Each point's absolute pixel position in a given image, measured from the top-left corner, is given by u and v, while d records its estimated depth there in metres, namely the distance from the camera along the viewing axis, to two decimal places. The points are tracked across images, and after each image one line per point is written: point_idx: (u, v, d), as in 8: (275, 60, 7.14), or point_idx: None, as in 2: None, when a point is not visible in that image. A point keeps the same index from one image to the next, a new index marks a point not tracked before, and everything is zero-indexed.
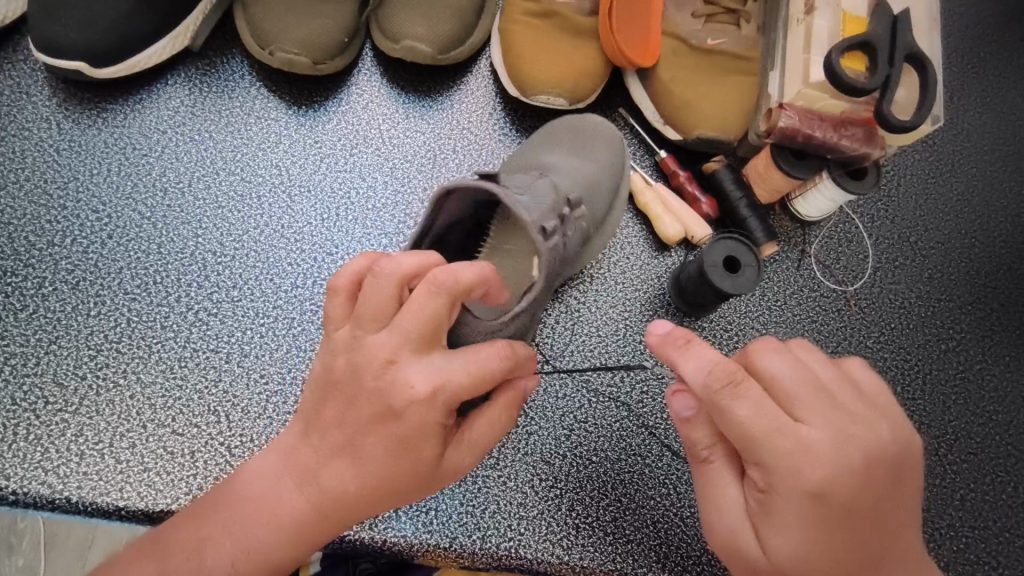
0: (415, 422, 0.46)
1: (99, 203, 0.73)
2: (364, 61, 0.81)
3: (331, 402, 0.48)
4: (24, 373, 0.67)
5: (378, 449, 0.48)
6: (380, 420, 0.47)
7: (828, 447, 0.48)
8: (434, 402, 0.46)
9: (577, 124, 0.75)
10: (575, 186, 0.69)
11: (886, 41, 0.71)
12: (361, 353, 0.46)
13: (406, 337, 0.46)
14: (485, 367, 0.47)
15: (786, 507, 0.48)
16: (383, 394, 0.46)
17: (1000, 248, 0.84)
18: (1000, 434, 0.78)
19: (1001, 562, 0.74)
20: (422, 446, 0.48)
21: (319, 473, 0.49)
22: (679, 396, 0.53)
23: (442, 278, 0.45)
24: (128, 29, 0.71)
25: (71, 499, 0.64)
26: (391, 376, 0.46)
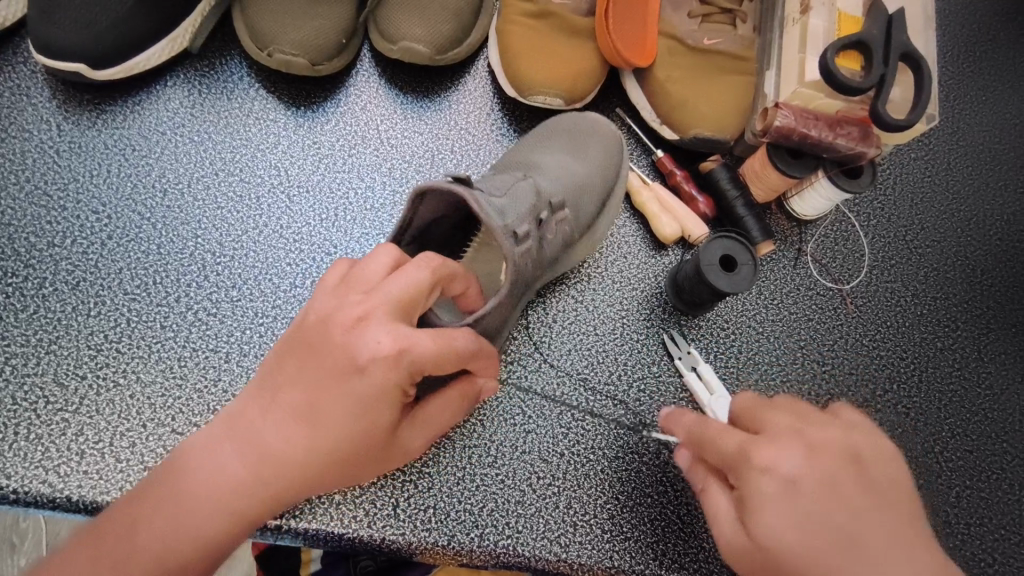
0: (374, 384, 0.46)
1: (98, 204, 0.73)
2: (362, 62, 0.81)
3: (293, 360, 0.49)
4: (25, 373, 0.67)
5: (335, 411, 0.47)
6: (340, 380, 0.47)
7: (778, 437, 0.51)
8: (395, 363, 0.46)
9: (577, 123, 0.76)
10: (563, 189, 0.70)
11: (882, 40, 0.71)
12: (336, 311, 0.47)
13: (387, 304, 0.47)
14: (454, 344, 0.48)
15: (756, 493, 0.48)
16: (347, 351, 0.46)
17: (996, 247, 0.84)
18: (996, 431, 0.78)
19: (997, 559, 0.74)
20: (379, 412, 0.48)
21: (270, 439, 0.49)
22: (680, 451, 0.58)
23: (435, 259, 0.49)
24: (126, 31, 0.71)
25: (72, 498, 0.64)
26: (359, 334, 0.46)
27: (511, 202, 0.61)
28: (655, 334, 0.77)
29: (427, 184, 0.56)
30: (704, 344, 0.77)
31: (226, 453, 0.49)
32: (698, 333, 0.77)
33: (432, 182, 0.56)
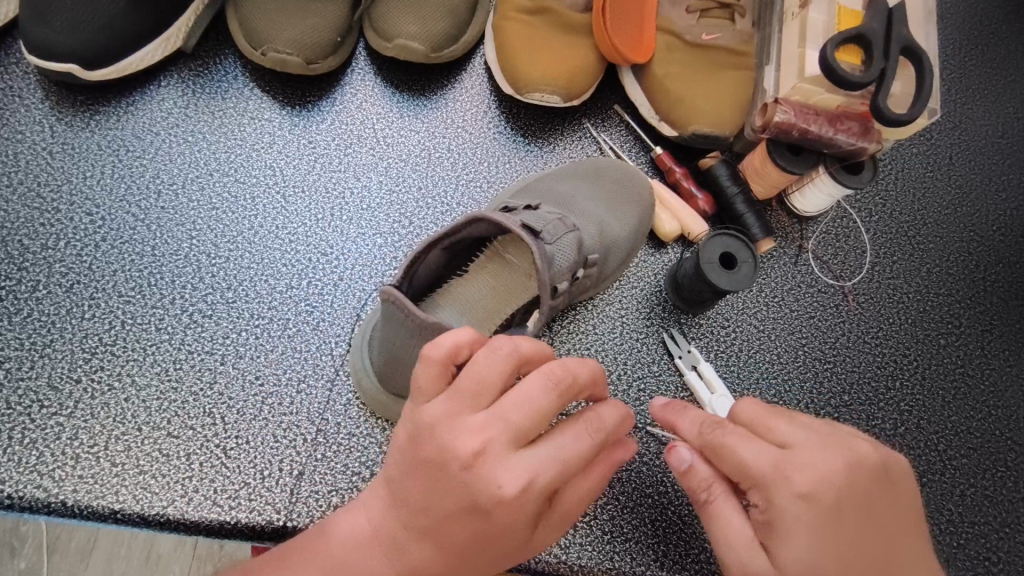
0: (507, 517, 0.44)
1: (92, 206, 0.73)
2: (357, 60, 0.80)
3: (420, 480, 0.46)
4: (19, 377, 0.66)
5: (468, 536, 0.45)
6: (469, 509, 0.44)
7: (810, 457, 0.50)
8: (526, 497, 0.44)
9: (621, 173, 0.76)
10: (598, 239, 0.71)
11: (882, 34, 0.70)
12: (454, 435, 0.44)
13: (508, 427, 0.44)
14: (572, 453, 0.45)
15: (792, 522, 0.48)
16: (473, 489, 0.43)
17: (1000, 242, 0.84)
18: (1001, 429, 0.77)
19: (1003, 558, 0.73)
20: (518, 533, 0.46)
21: (409, 548, 0.48)
22: (676, 450, 0.53)
23: (557, 371, 0.46)
24: (119, 30, 0.71)
25: (67, 502, 0.63)
26: (484, 470, 0.43)
27: (558, 247, 0.63)
28: (655, 333, 0.76)
29: (483, 215, 0.57)
30: (705, 343, 0.77)
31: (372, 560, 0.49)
32: (698, 332, 0.77)
33: (490, 214, 0.57)
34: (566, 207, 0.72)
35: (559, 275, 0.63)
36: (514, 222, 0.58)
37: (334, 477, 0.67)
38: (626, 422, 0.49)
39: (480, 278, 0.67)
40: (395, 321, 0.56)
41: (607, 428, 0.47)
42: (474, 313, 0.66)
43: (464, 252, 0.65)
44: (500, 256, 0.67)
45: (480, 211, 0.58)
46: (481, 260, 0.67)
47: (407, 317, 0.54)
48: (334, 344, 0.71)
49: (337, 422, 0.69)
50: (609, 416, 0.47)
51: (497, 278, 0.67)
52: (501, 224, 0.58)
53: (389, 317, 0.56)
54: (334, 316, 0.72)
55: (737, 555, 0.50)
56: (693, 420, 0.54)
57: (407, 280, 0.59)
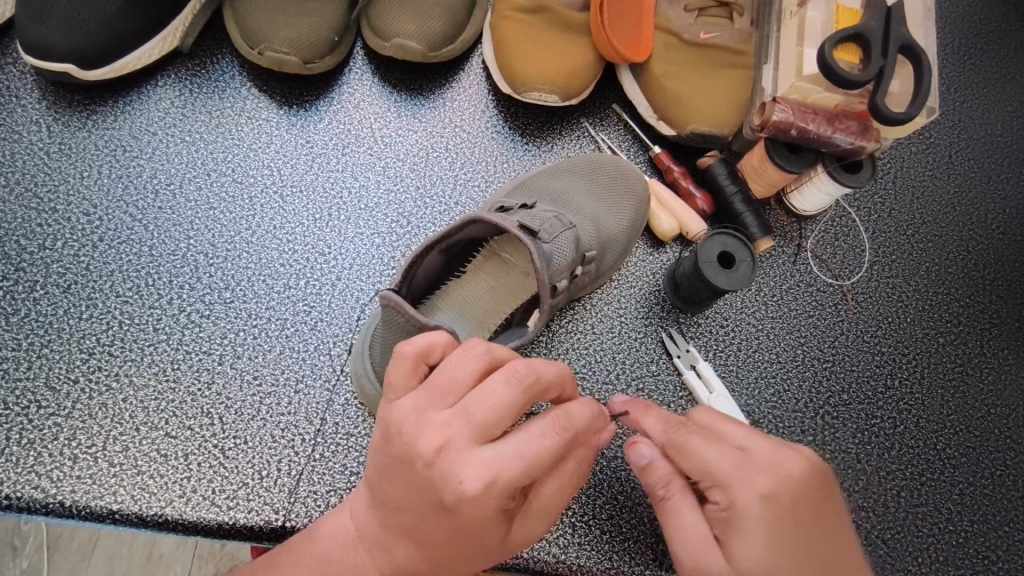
0: (474, 514, 0.43)
1: (89, 206, 0.73)
2: (355, 60, 0.80)
3: (391, 480, 0.46)
4: (17, 377, 0.66)
5: (440, 532, 0.46)
6: (437, 507, 0.44)
7: (767, 459, 0.50)
8: (488, 493, 0.43)
9: (615, 168, 0.76)
10: (595, 236, 0.71)
11: (881, 33, 0.70)
12: (417, 434, 0.44)
13: (470, 424, 0.44)
14: (538, 448, 0.43)
15: (750, 522, 0.48)
16: (436, 486, 0.43)
17: (999, 240, 0.84)
18: (1000, 427, 0.77)
19: (1001, 557, 0.73)
20: (489, 529, 0.45)
21: (390, 546, 0.48)
22: (636, 447, 0.53)
23: (522, 369, 0.44)
24: (116, 30, 0.70)
25: (64, 503, 0.63)
26: (446, 467, 0.43)
27: (557, 247, 0.63)
28: (654, 332, 0.76)
29: (478, 215, 0.57)
30: (703, 342, 0.76)
31: (355, 560, 0.49)
32: (697, 331, 0.77)
33: (486, 214, 0.57)
34: (562, 204, 0.72)
35: (556, 274, 0.63)
36: (504, 220, 0.58)
37: (333, 477, 0.67)
38: (598, 421, 0.46)
39: (478, 278, 0.66)
40: (393, 323, 0.56)
41: (575, 424, 0.44)
42: (472, 312, 0.65)
43: (457, 253, 0.65)
44: (497, 255, 0.67)
45: (473, 213, 0.57)
46: (477, 260, 0.67)
47: (404, 320, 0.54)
48: (332, 344, 0.71)
49: (336, 422, 0.69)
50: (577, 413, 0.45)
51: (495, 278, 0.66)
52: (497, 224, 0.58)
53: (387, 319, 0.56)
54: (332, 316, 0.72)
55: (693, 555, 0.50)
56: (658, 418, 0.54)
57: (405, 284, 0.59)
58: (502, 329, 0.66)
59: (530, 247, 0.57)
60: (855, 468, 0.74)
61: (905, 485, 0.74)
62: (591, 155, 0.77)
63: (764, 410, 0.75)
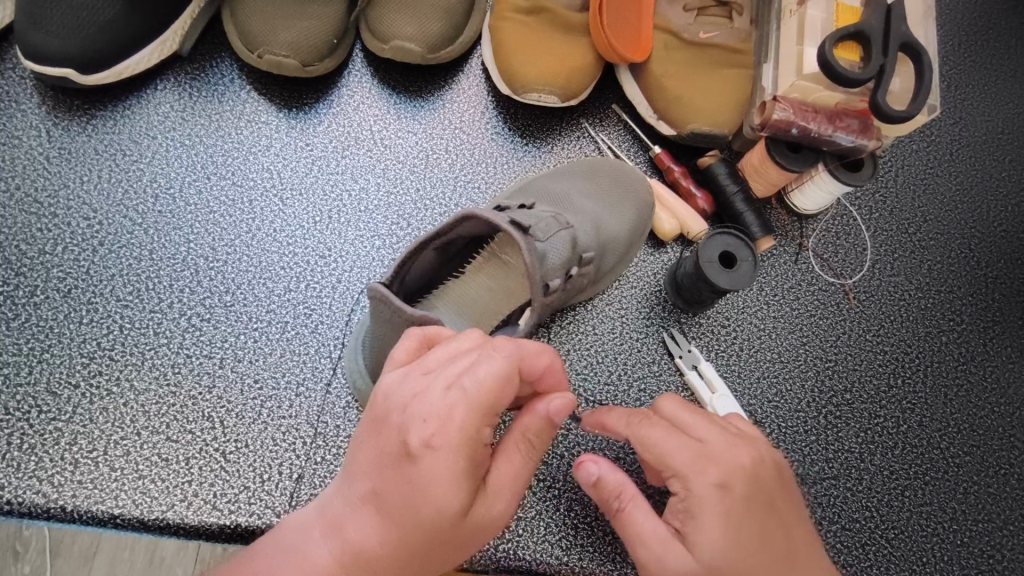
0: (433, 461, 0.42)
1: (89, 210, 0.73)
2: (354, 62, 0.80)
3: (365, 445, 0.46)
4: (17, 382, 0.66)
5: (400, 494, 0.44)
6: (395, 462, 0.44)
7: (721, 451, 0.51)
8: (449, 429, 0.42)
9: (619, 171, 0.76)
10: (595, 236, 0.70)
11: (882, 31, 0.69)
12: (397, 388, 0.45)
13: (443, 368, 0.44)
14: (491, 377, 0.42)
15: (704, 512, 0.48)
16: (403, 430, 0.43)
17: (1001, 238, 0.83)
18: (1004, 425, 0.77)
19: (1006, 556, 0.73)
20: (447, 492, 0.43)
21: (349, 520, 0.46)
22: (583, 466, 0.55)
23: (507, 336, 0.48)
24: (115, 34, 0.71)
25: (66, 508, 0.63)
26: (414, 409, 0.43)
27: (550, 247, 0.63)
28: (656, 332, 0.76)
29: (470, 213, 0.57)
30: (705, 342, 0.76)
31: (313, 540, 0.46)
32: (698, 331, 0.76)
33: (478, 212, 0.57)
34: (562, 205, 0.72)
35: (551, 273, 0.63)
36: (500, 218, 0.58)
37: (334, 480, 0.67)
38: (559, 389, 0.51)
39: (480, 279, 0.66)
40: (384, 318, 0.56)
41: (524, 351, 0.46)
42: (470, 313, 0.65)
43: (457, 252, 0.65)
44: (498, 257, 0.66)
45: (469, 211, 0.57)
46: (478, 262, 0.66)
47: (394, 311, 0.54)
48: (333, 347, 0.71)
49: (337, 424, 0.68)
50: (527, 347, 0.47)
51: (496, 279, 0.66)
52: (493, 222, 0.57)
53: (376, 313, 0.56)
54: (332, 318, 0.72)
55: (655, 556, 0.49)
56: (621, 416, 0.55)
57: (398, 280, 0.59)
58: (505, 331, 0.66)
59: (524, 249, 0.57)
60: (859, 467, 0.74)
61: (910, 484, 0.74)
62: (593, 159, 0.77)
63: (766, 410, 0.74)
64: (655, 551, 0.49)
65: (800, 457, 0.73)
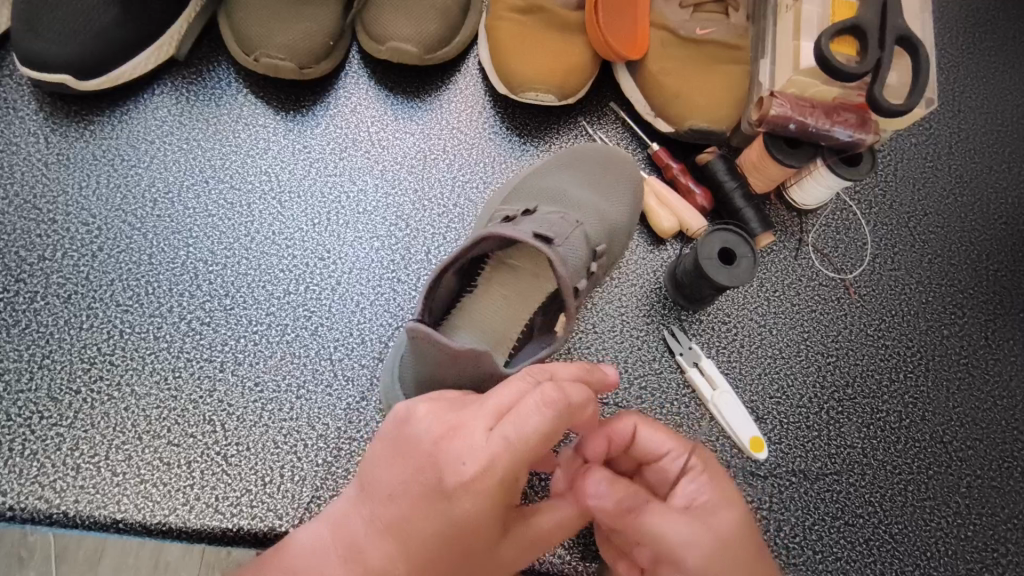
0: (472, 508, 0.42)
1: (88, 215, 0.73)
2: (350, 64, 0.80)
3: (389, 471, 0.46)
4: (18, 389, 0.66)
5: (429, 529, 0.43)
6: (427, 495, 0.43)
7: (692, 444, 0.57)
8: (485, 480, 0.42)
9: (607, 156, 0.75)
10: (600, 229, 0.70)
11: (878, 25, 0.69)
12: (436, 422, 0.45)
13: (485, 412, 0.44)
14: (533, 431, 0.42)
15: (714, 474, 0.53)
16: (439, 468, 0.43)
17: (1001, 230, 0.83)
18: (1007, 418, 0.77)
19: (1010, 549, 0.72)
20: (482, 531, 0.43)
21: (369, 547, 0.45)
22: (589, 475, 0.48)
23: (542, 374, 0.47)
24: (112, 40, 0.71)
25: (68, 513, 0.63)
26: (452, 446, 0.43)
27: (567, 249, 0.63)
28: (656, 330, 0.76)
29: (487, 232, 0.57)
30: (706, 339, 0.76)
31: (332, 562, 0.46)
32: (699, 329, 0.76)
33: (494, 229, 0.57)
34: (562, 202, 0.70)
35: (575, 275, 0.64)
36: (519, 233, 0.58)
37: (336, 482, 0.67)
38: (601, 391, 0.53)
39: (492, 289, 0.66)
40: (430, 357, 0.55)
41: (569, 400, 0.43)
42: (491, 327, 0.64)
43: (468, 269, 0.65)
44: (504, 265, 0.66)
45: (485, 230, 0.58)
46: (487, 273, 0.66)
47: (439, 349, 0.54)
48: (333, 349, 0.71)
49: (338, 426, 0.68)
50: (574, 392, 0.44)
51: (508, 287, 0.66)
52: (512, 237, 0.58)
53: (420, 353, 0.56)
54: (332, 320, 0.72)
55: (703, 538, 0.47)
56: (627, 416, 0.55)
57: (426, 310, 0.58)
58: (521, 336, 0.65)
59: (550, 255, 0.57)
60: (862, 462, 0.74)
61: (913, 479, 0.74)
62: (583, 148, 0.76)
63: (768, 406, 0.74)
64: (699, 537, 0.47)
65: (802, 453, 0.73)
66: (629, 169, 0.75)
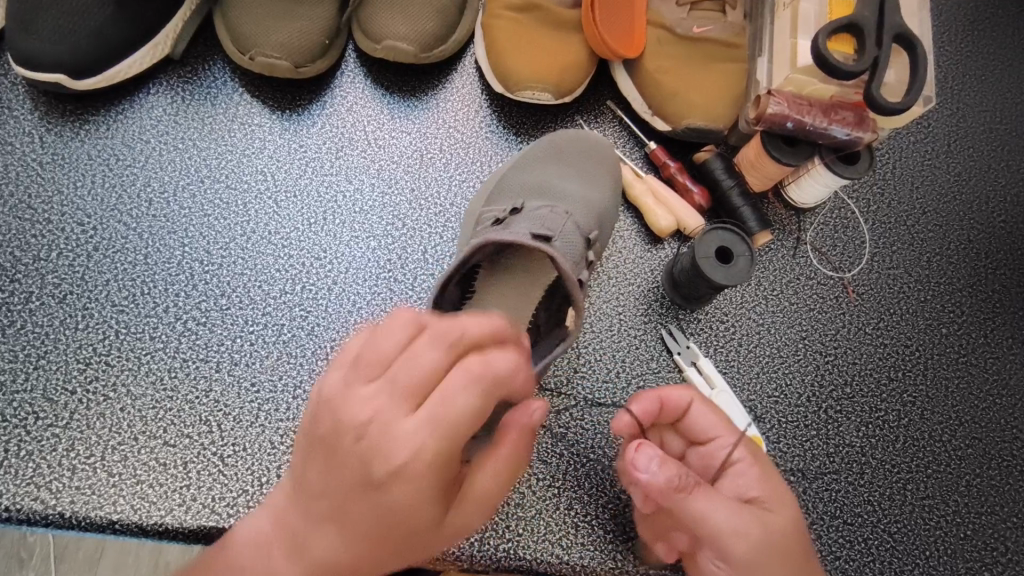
0: (405, 492, 0.40)
1: (84, 215, 0.72)
2: (346, 63, 0.80)
3: (317, 464, 0.42)
4: (14, 389, 0.66)
5: (365, 515, 0.41)
6: (359, 492, 0.41)
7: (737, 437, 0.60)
8: (416, 467, 0.40)
9: (585, 142, 0.75)
10: (592, 219, 0.70)
11: (876, 22, 0.69)
12: (348, 403, 0.40)
13: (396, 392, 0.40)
14: (457, 409, 0.40)
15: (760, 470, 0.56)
16: (366, 459, 0.40)
17: (1000, 229, 0.83)
18: (1006, 417, 0.77)
19: (1009, 548, 0.72)
20: (419, 511, 0.41)
21: (308, 543, 0.43)
22: (644, 447, 0.50)
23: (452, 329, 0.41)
24: (106, 39, 0.71)
25: (64, 514, 0.63)
26: (376, 438, 0.40)
27: (564, 243, 0.63)
28: (654, 329, 0.75)
29: (488, 237, 0.57)
30: (704, 338, 0.76)
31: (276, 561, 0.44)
32: (697, 328, 0.76)
33: (494, 235, 0.57)
34: (554, 199, 0.70)
35: (576, 267, 0.64)
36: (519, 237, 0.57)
37: None
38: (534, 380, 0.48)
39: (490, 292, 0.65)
40: None
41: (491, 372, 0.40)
42: None
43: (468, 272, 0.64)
44: (500, 264, 0.66)
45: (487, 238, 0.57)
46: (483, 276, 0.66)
47: None
48: (330, 349, 0.71)
49: None
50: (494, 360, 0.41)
51: (506, 288, 0.66)
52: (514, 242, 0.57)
53: None
54: (329, 320, 0.72)
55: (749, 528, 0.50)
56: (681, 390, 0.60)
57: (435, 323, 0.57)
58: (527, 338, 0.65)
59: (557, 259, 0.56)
60: (860, 462, 0.73)
61: (911, 478, 0.73)
62: (559, 135, 0.75)
63: (766, 405, 0.74)
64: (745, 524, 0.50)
65: (800, 452, 0.73)
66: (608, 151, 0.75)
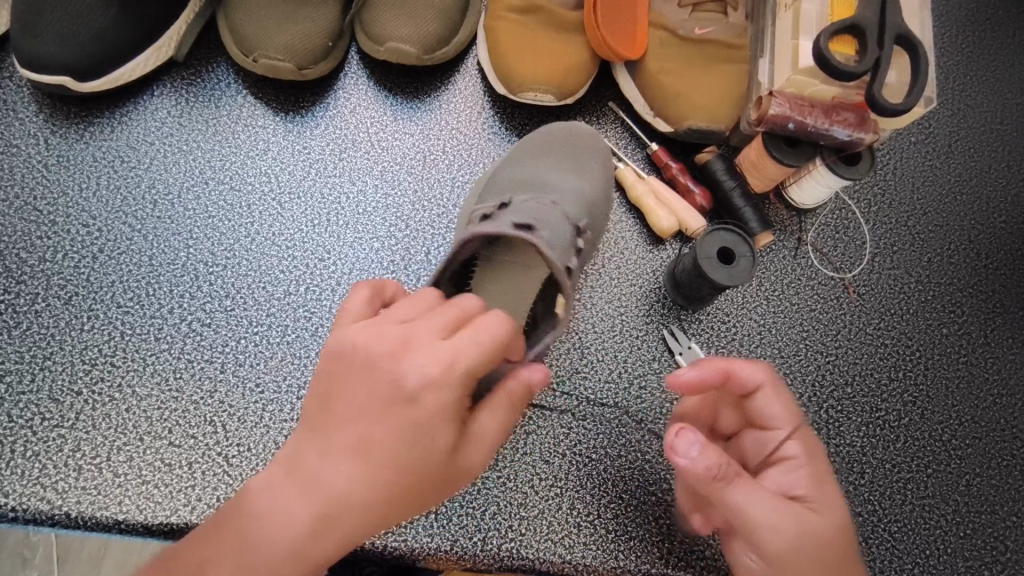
0: (431, 411, 0.43)
1: (89, 217, 0.73)
2: (349, 64, 0.80)
3: (335, 401, 0.45)
4: (20, 390, 0.67)
5: (390, 438, 0.43)
6: (383, 417, 0.43)
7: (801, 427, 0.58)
8: (443, 385, 0.43)
9: (575, 133, 0.75)
10: (581, 208, 0.70)
11: (877, 24, 0.69)
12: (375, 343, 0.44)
13: (425, 326, 0.44)
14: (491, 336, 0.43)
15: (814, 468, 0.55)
16: (393, 384, 0.43)
17: (1001, 229, 0.83)
18: (1006, 416, 0.77)
19: (1009, 547, 0.73)
20: (439, 432, 0.44)
21: (326, 476, 0.44)
22: (686, 432, 0.50)
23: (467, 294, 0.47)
24: (110, 42, 0.71)
25: (70, 514, 0.64)
26: (404, 365, 0.43)
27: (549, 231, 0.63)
28: (656, 330, 0.76)
29: (472, 232, 0.58)
30: (705, 338, 0.76)
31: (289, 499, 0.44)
32: (699, 328, 0.76)
33: (479, 229, 0.58)
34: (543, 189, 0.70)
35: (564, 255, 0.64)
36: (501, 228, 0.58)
37: None
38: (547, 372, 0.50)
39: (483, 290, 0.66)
40: None
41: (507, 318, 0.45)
42: None
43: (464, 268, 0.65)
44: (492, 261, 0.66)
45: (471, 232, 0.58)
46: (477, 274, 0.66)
47: None
48: None
49: None
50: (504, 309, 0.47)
51: (496, 283, 0.66)
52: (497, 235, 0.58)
53: None
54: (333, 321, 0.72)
55: (782, 527, 0.51)
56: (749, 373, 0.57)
57: None
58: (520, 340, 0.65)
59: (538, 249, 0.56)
60: (861, 461, 0.74)
61: (912, 478, 0.74)
62: (550, 129, 0.76)
63: None
64: (780, 522, 0.51)
65: None
66: (599, 145, 0.75)
